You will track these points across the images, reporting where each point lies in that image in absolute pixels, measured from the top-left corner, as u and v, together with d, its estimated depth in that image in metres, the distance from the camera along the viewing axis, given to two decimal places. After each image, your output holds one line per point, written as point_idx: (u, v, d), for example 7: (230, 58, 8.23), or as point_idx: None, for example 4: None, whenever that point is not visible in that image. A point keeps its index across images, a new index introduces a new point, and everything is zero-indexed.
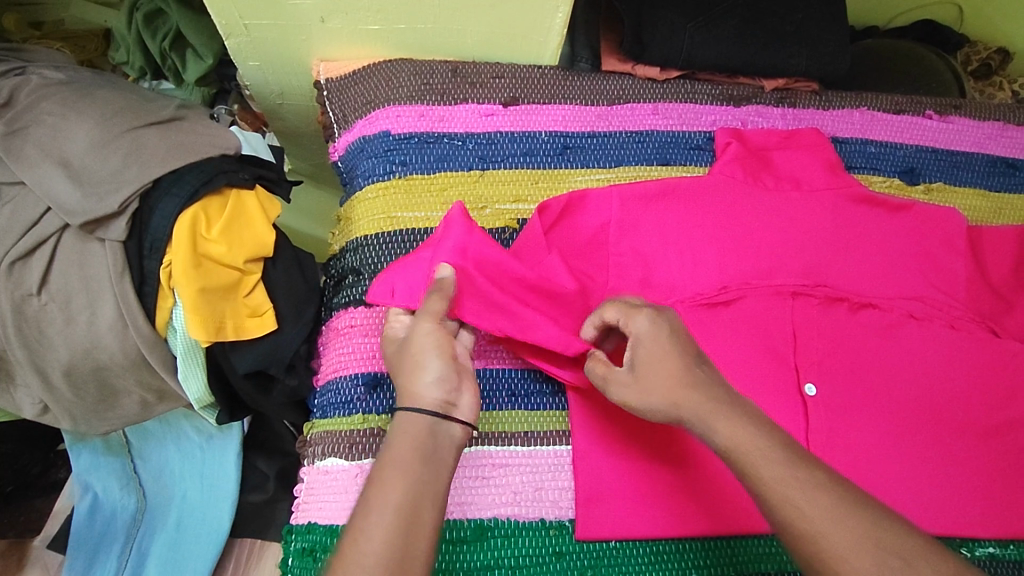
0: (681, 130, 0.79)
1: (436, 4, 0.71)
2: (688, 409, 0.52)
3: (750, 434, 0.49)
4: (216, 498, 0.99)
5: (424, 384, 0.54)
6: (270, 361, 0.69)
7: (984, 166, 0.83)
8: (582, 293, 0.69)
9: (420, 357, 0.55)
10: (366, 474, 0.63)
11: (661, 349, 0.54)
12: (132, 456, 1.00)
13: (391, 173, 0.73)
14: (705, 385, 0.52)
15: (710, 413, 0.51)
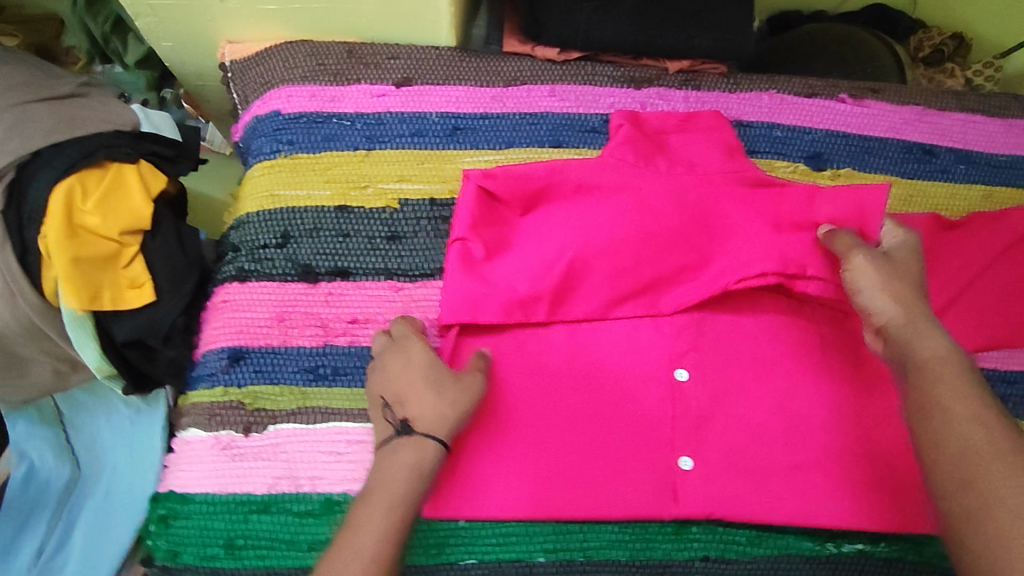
0: (577, 112, 0.77)
1: None
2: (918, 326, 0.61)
3: (944, 356, 0.59)
4: (147, 467, 1.00)
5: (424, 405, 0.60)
6: (147, 332, 0.71)
7: (898, 152, 0.80)
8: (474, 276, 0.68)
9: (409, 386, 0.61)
10: (221, 445, 0.64)
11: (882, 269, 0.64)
12: (64, 426, 1.04)
13: (278, 152, 0.74)
14: (919, 308, 0.62)
15: (928, 337, 0.60)
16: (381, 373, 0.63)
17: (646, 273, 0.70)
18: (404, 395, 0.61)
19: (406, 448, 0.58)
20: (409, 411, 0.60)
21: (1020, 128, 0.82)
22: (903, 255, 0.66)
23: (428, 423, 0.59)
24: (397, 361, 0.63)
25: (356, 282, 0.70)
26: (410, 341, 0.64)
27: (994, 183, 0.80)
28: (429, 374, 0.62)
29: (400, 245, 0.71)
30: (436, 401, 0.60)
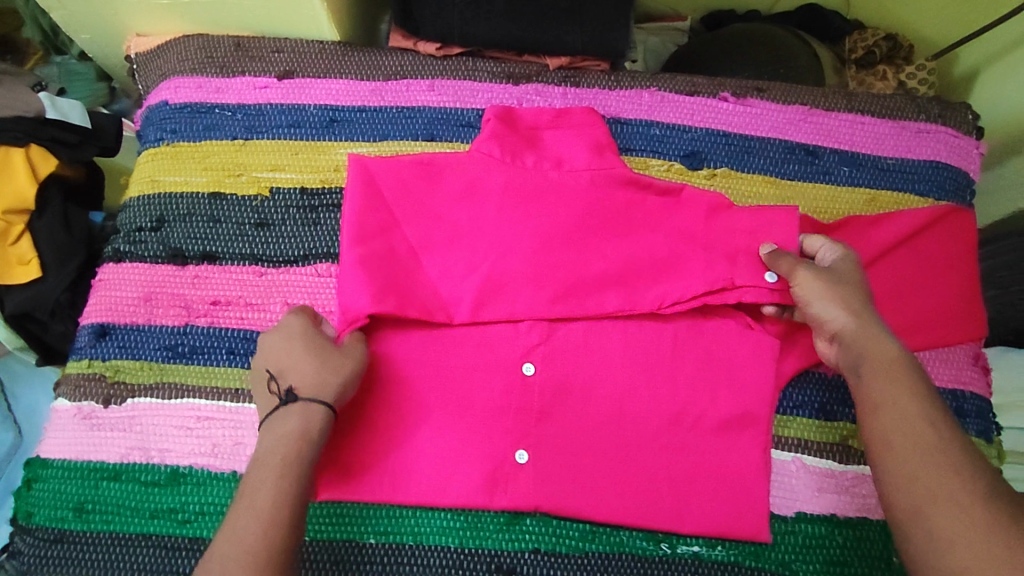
0: (453, 107, 0.79)
1: None
2: (860, 332, 0.62)
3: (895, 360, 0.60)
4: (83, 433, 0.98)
5: (307, 376, 0.61)
6: (33, 306, 0.75)
7: (780, 152, 0.80)
8: (372, 260, 0.69)
9: (294, 357, 0.62)
10: (82, 415, 0.68)
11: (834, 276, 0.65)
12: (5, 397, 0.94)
13: (161, 140, 0.78)
14: (867, 314, 0.63)
15: (880, 342, 0.61)
16: (265, 353, 0.64)
17: (503, 272, 0.72)
18: (285, 366, 0.62)
19: (291, 417, 0.59)
20: (293, 381, 0.61)
21: (910, 131, 0.81)
22: (846, 266, 0.66)
23: (312, 392, 0.60)
24: (279, 337, 0.63)
25: (222, 265, 0.73)
26: (302, 316, 0.64)
27: (878, 186, 0.79)
28: (313, 348, 0.63)
29: (267, 232, 0.74)
30: (319, 372, 0.61)
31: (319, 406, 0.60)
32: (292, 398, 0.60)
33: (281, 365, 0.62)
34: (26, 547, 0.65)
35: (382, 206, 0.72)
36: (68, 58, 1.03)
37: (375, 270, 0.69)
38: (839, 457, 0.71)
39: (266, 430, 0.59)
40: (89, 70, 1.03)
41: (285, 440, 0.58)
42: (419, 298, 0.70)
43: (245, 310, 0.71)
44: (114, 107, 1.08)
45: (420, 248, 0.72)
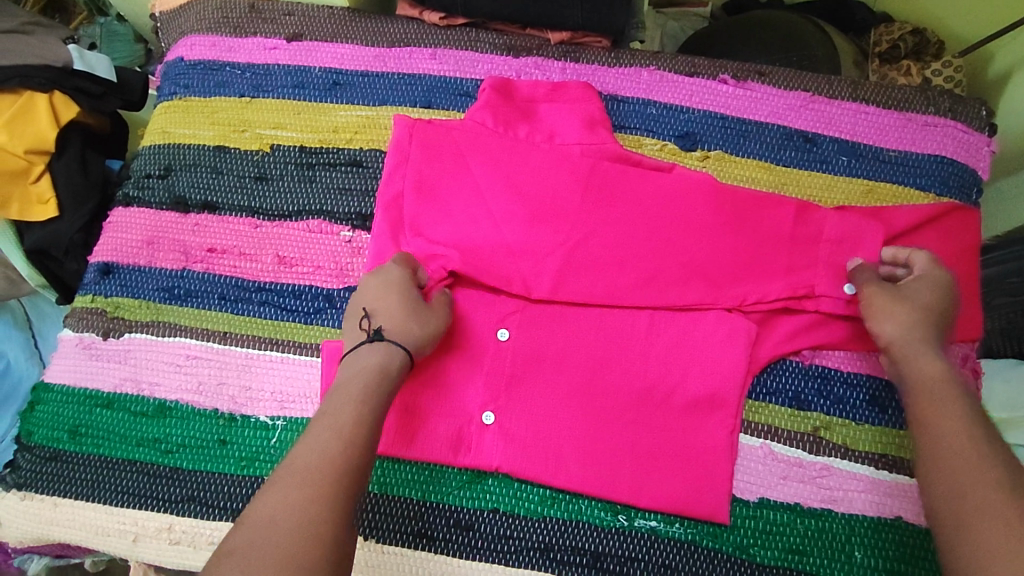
0: (453, 76, 0.81)
1: None
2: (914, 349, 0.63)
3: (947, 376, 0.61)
4: None
5: (396, 320, 0.64)
6: (50, 243, 0.80)
7: (778, 138, 0.79)
8: (447, 228, 0.72)
9: (387, 298, 0.65)
10: (82, 344, 0.73)
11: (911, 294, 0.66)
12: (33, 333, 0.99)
13: (174, 94, 0.82)
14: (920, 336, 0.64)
15: (920, 363, 0.62)
16: (360, 292, 0.67)
17: (483, 237, 0.72)
18: (378, 305, 0.65)
19: (374, 352, 0.62)
20: (383, 322, 0.64)
21: (916, 123, 0.79)
22: (930, 290, 0.66)
23: (399, 335, 0.63)
24: (375, 277, 0.66)
25: (221, 215, 0.76)
26: (399, 261, 0.67)
27: (876, 178, 0.77)
28: (405, 295, 0.66)
29: (266, 185, 0.77)
30: (409, 320, 0.64)
31: (404, 350, 0.63)
32: (377, 337, 0.63)
33: (374, 302, 0.65)
34: (26, 463, 0.70)
35: (449, 173, 0.74)
36: (111, 20, 1.07)
37: (444, 231, 0.72)
38: (808, 448, 0.69)
39: (350, 360, 0.62)
40: (128, 32, 1.07)
41: (370, 371, 0.61)
42: (481, 257, 0.71)
43: (239, 258, 0.75)
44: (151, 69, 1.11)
45: (461, 207, 0.73)
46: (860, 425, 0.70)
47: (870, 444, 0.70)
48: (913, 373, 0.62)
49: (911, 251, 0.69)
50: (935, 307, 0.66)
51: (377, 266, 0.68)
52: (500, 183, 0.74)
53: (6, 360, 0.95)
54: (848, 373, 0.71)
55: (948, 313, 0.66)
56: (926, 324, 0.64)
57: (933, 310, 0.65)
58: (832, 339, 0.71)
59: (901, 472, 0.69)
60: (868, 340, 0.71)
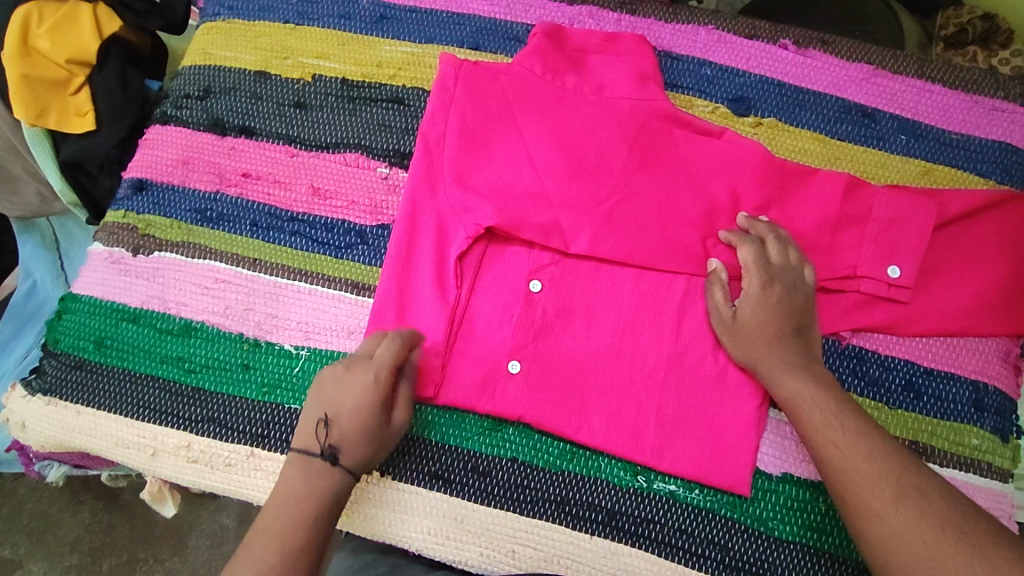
0: (503, 19, 0.79)
1: None
2: (763, 364, 0.64)
3: None
4: None
5: (355, 444, 0.59)
6: (86, 157, 0.78)
7: (835, 111, 0.76)
8: (487, 176, 0.71)
9: (349, 415, 0.59)
10: (112, 259, 0.72)
11: (762, 312, 0.65)
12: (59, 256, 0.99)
13: (218, 15, 0.80)
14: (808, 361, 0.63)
15: (795, 380, 0.62)
16: (327, 384, 0.61)
17: (523, 186, 0.70)
18: (343, 415, 0.59)
19: (322, 468, 0.58)
20: (338, 439, 0.59)
21: (982, 107, 0.76)
22: (750, 309, 0.65)
23: (355, 454, 0.59)
24: (351, 379, 0.60)
25: (257, 140, 0.75)
26: (372, 368, 0.60)
27: (934, 160, 0.74)
28: (373, 404, 0.60)
29: (304, 114, 0.76)
30: (373, 435, 0.60)
31: (359, 469, 0.59)
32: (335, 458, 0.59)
33: (335, 410, 0.60)
34: (51, 370, 0.69)
35: (496, 120, 0.72)
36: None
37: (484, 179, 0.71)
38: None
39: (294, 465, 0.59)
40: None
41: (313, 466, 0.59)
42: (517, 208, 0.69)
43: (273, 187, 0.74)
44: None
45: (504, 156, 0.72)
46: (892, 410, 0.68)
47: (902, 428, 0.67)
48: (778, 387, 0.63)
49: (741, 244, 0.67)
50: (772, 320, 0.64)
51: (357, 358, 0.61)
52: (546, 134, 0.72)
53: (33, 280, 0.97)
54: (885, 355, 0.69)
55: (787, 325, 0.64)
56: (779, 344, 0.64)
57: (757, 326, 0.65)
58: (873, 320, 0.69)
59: (931, 460, 0.67)
60: (910, 324, 0.69)
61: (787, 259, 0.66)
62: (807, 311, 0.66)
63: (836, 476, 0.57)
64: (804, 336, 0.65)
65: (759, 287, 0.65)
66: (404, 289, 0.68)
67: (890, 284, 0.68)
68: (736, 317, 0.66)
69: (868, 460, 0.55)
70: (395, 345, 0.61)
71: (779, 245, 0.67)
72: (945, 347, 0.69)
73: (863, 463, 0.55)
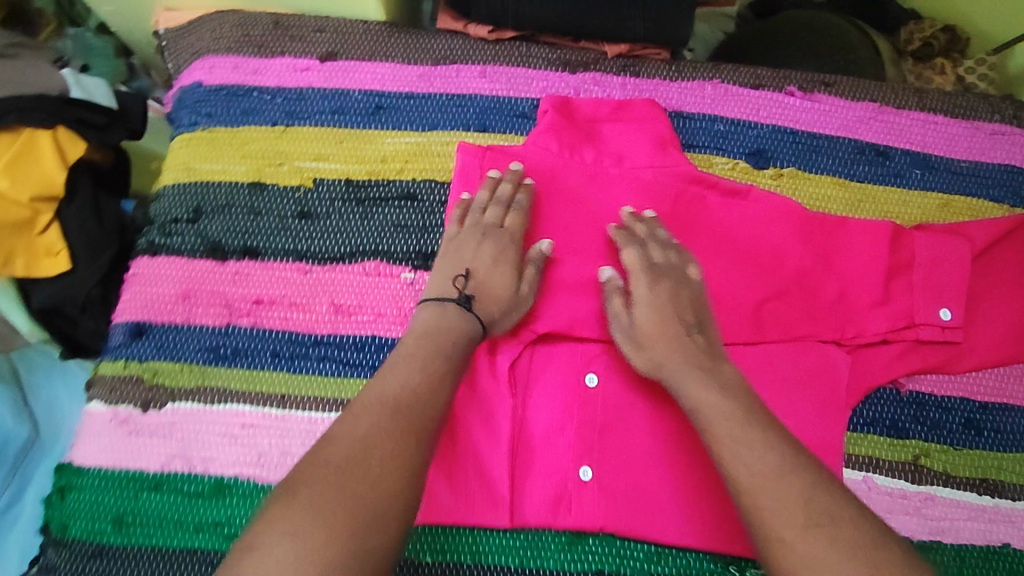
0: (507, 96, 0.75)
1: None
2: (669, 368, 0.61)
3: None
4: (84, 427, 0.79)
5: (490, 273, 0.64)
6: (64, 300, 0.69)
7: (850, 152, 0.76)
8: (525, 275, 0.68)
9: (497, 263, 0.65)
10: (119, 420, 0.64)
11: (653, 315, 0.63)
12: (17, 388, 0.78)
13: (196, 124, 0.72)
14: None
15: None
16: (462, 245, 0.66)
17: (563, 278, 0.68)
18: (480, 271, 0.64)
19: (451, 316, 0.61)
20: (476, 287, 0.63)
21: (984, 132, 0.77)
22: (646, 313, 0.64)
23: (487, 307, 0.63)
24: (487, 245, 0.65)
25: (264, 262, 0.68)
26: (508, 231, 0.66)
27: (950, 191, 0.75)
28: (508, 261, 0.65)
29: (311, 224, 0.70)
30: (505, 287, 0.64)
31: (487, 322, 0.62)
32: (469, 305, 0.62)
33: (475, 265, 0.65)
34: (62, 561, 0.60)
35: (529, 213, 0.70)
36: (84, 31, 0.88)
37: None
38: (910, 477, 0.68)
39: (432, 307, 0.61)
40: (108, 44, 0.89)
41: (449, 310, 0.61)
42: (561, 306, 0.67)
43: (290, 310, 0.67)
44: (133, 84, 0.91)
45: (542, 248, 0.69)
46: (958, 451, 0.69)
47: (971, 468, 0.69)
48: (687, 400, 0.58)
49: (626, 246, 0.67)
50: (659, 319, 0.63)
51: (488, 227, 0.66)
52: (577, 220, 0.70)
53: None
54: (943, 398, 0.70)
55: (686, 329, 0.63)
56: None
57: (653, 327, 0.63)
58: (921, 362, 0.70)
59: (1002, 496, 0.68)
60: (959, 362, 0.70)
61: (646, 256, 0.66)
62: (700, 306, 0.65)
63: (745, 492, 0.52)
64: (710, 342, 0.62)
65: (647, 287, 0.65)
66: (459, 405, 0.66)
67: (944, 327, 0.70)
68: (635, 324, 0.64)
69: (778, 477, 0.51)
70: (529, 197, 0.68)
71: (659, 247, 0.67)
72: (995, 380, 0.71)
73: (819, 488, 0.50)
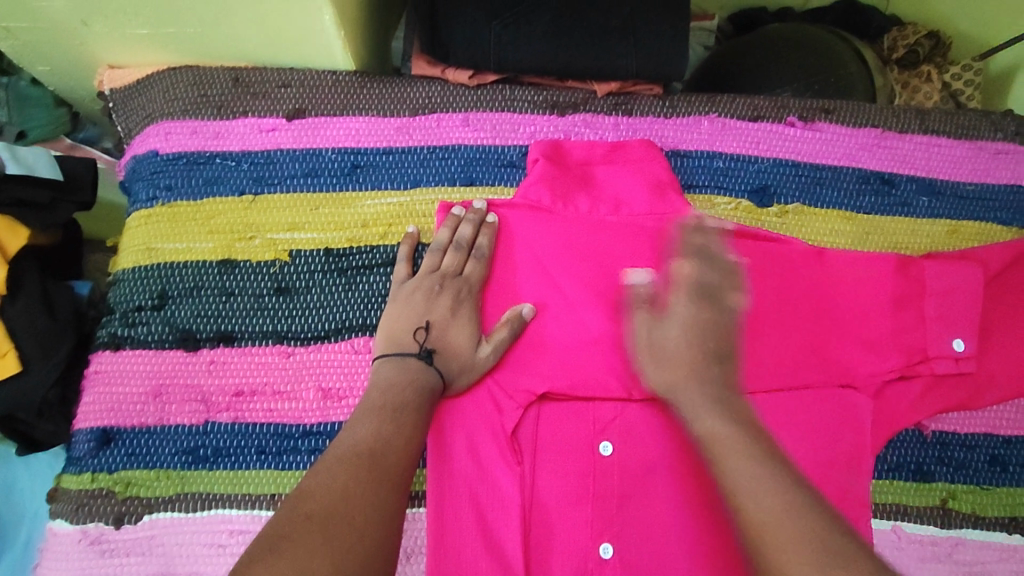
0: (493, 144, 0.70)
1: (193, 8, 0.59)
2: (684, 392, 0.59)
3: None
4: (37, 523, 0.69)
5: (451, 327, 0.61)
6: (18, 407, 0.62)
7: (854, 182, 0.73)
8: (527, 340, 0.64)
9: (458, 315, 0.61)
10: (90, 540, 0.58)
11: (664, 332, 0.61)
12: None
13: (154, 200, 0.66)
14: None
15: None
16: (420, 293, 0.62)
17: (567, 341, 0.64)
18: (441, 325, 0.61)
19: (416, 371, 0.57)
20: (435, 341, 0.60)
21: (988, 152, 0.75)
22: (674, 336, 0.61)
23: (448, 364, 0.60)
24: (448, 296, 0.62)
25: (241, 348, 0.62)
26: (467, 278, 0.63)
27: (958, 217, 0.73)
28: (468, 312, 0.62)
29: (289, 301, 0.64)
30: (466, 343, 0.60)
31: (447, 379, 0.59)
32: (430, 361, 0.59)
33: (437, 318, 0.61)
34: None
35: (527, 273, 0.65)
36: (16, 81, 0.79)
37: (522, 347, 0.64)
38: (939, 522, 0.65)
39: (392, 363, 0.58)
40: (44, 94, 0.79)
41: (410, 366, 0.58)
42: (566, 373, 0.63)
43: (274, 400, 0.61)
44: (76, 137, 0.83)
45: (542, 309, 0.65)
46: (985, 489, 0.67)
47: (999, 507, 0.67)
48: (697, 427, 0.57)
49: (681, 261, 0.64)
50: (698, 337, 0.60)
51: (447, 273, 0.63)
52: (579, 277, 0.65)
53: None
54: (966, 436, 0.68)
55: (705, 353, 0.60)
56: None
57: (680, 351, 0.60)
58: (946, 402, 0.66)
59: None
60: (982, 397, 0.67)
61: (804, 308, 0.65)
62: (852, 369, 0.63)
63: (754, 530, 0.49)
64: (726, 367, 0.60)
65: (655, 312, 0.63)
66: (464, 489, 0.60)
67: (958, 359, 0.66)
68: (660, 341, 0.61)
69: (780, 514, 0.47)
70: (492, 238, 0.65)
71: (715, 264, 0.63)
72: (1016, 411, 0.69)
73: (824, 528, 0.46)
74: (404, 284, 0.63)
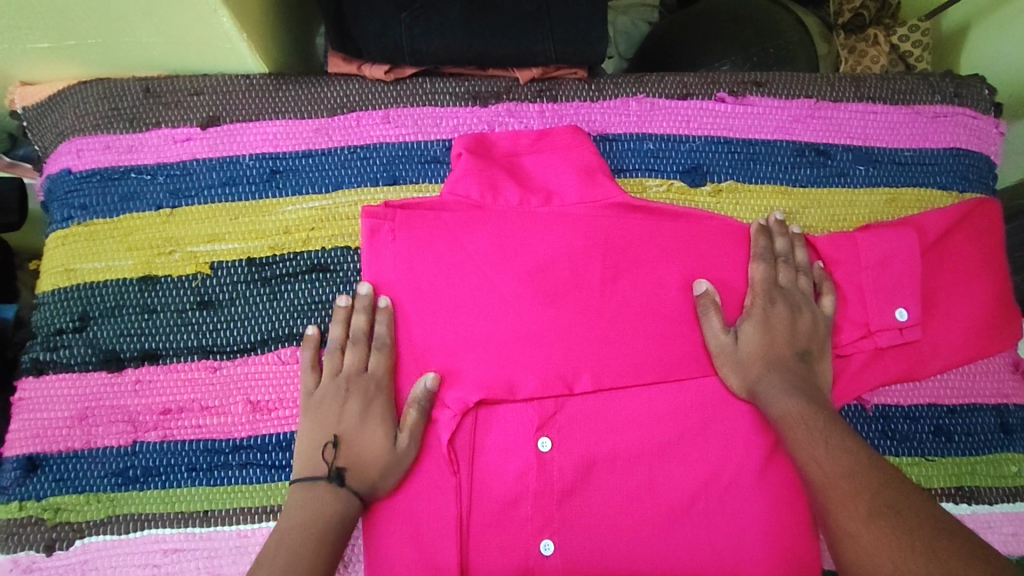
0: (415, 140, 0.69)
1: (83, 19, 0.57)
2: (767, 386, 0.60)
3: None
4: None
5: (362, 434, 0.59)
6: None
7: (789, 156, 0.71)
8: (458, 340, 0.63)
9: (369, 420, 0.59)
10: (21, 568, 0.57)
11: (768, 336, 0.62)
12: None
13: (70, 219, 0.65)
14: None
15: None
16: (325, 405, 0.60)
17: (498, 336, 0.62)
18: (350, 434, 0.59)
19: (327, 496, 0.56)
20: (347, 457, 0.58)
21: (926, 116, 0.73)
22: (749, 332, 0.62)
23: (365, 475, 0.57)
24: (355, 400, 0.60)
25: (166, 365, 0.62)
26: (374, 379, 0.60)
27: (897, 184, 0.71)
28: (379, 411, 0.60)
29: (212, 315, 0.63)
30: (380, 446, 0.58)
31: (364, 492, 0.57)
32: (343, 480, 0.57)
33: (347, 431, 0.59)
34: None
35: (456, 272, 0.63)
36: None
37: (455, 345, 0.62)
38: None
39: (303, 491, 0.56)
40: None
41: (322, 492, 0.56)
42: (501, 369, 0.61)
43: (202, 415, 0.60)
44: (16, 154, 0.78)
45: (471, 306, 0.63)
46: (931, 461, 0.66)
47: (946, 477, 0.66)
48: (771, 413, 0.59)
49: (757, 262, 0.65)
50: (783, 337, 0.62)
51: (350, 373, 0.60)
52: (510, 270, 0.63)
53: None
54: (910, 408, 0.67)
55: (787, 350, 0.62)
56: None
57: (757, 349, 0.62)
58: (889, 374, 0.65)
59: (979, 501, 0.66)
60: (926, 369, 0.66)
61: (772, 275, 0.65)
62: (820, 333, 0.63)
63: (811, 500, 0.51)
64: (808, 361, 0.62)
65: (759, 309, 0.63)
66: (399, 494, 0.59)
67: (902, 329, 0.64)
68: (737, 342, 0.62)
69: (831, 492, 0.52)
70: (390, 322, 0.62)
71: (790, 269, 0.65)
72: (962, 379, 0.68)
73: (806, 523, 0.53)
74: (310, 394, 0.60)
